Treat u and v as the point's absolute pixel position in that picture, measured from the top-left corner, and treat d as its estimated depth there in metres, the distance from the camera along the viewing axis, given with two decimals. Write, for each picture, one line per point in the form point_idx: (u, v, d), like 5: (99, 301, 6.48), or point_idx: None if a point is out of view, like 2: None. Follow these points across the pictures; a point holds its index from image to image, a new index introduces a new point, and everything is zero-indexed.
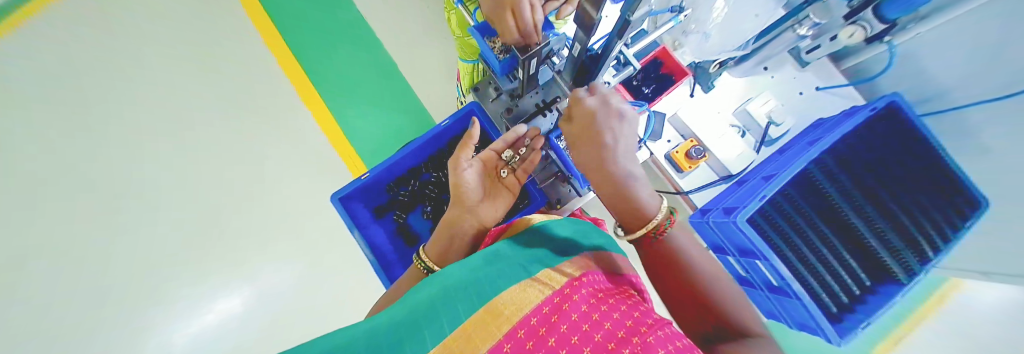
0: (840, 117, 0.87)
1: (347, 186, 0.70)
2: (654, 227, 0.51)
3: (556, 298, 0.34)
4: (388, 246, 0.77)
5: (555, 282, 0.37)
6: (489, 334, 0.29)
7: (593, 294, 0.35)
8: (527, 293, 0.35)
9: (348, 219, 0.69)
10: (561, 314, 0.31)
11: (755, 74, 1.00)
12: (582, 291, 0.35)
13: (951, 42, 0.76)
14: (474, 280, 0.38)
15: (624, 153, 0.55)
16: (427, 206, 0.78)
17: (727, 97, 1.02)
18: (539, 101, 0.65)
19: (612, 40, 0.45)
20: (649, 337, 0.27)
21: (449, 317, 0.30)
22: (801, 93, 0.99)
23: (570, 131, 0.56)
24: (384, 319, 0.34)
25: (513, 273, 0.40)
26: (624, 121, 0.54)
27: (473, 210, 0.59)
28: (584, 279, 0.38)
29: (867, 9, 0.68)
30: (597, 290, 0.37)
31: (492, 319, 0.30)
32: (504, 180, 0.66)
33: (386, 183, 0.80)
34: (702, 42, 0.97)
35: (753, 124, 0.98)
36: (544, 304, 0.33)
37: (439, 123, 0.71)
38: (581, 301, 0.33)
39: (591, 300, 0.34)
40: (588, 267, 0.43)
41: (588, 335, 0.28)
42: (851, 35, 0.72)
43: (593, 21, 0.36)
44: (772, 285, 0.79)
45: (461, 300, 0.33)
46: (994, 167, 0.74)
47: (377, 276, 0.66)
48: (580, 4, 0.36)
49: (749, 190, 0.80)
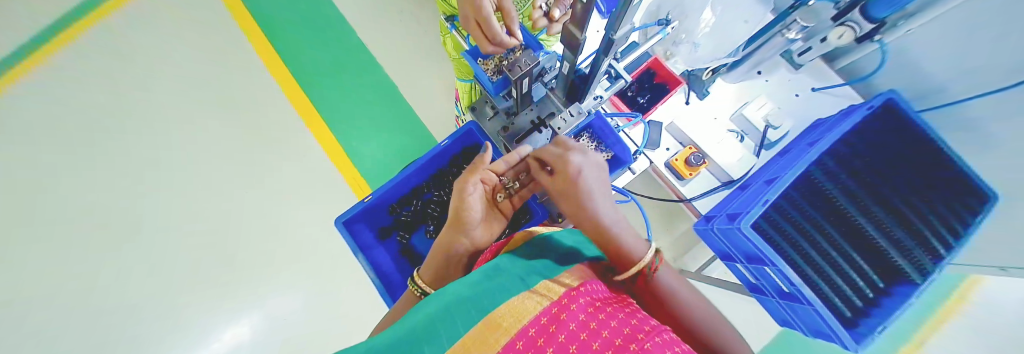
0: (838, 116, 0.87)
1: (350, 209, 0.70)
2: (647, 264, 0.47)
3: (554, 308, 0.34)
4: (391, 267, 0.77)
5: (552, 293, 0.37)
6: (489, 347, 0.28)
7: (590, 303, 0.35)
8: (525, 304, 0.35)
9: (351, 241, 0.69)
10: (559, 325, 0.31)
11: (750, 78, 1.02)
12: (579, 301, 0.35)
13: (943, 38, 0.76)
14: (472, 295, 0.38)
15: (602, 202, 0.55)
16: (429, 226, 0.79)
17: (723, 103, 1.03)
18: (534, 118, 0.65)
19: (600, 56, 0.46)
20: (646, 343, 0.27)
21: (447, 334, 0.30)
22: (797, 94, 1.00)
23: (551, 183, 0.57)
24: (380, 341, 0.33)
25: (510, 286, 0.39)
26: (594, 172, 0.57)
27: (469, 234, 0.58)
28: (581, 288, 0.38)
29: (854, 11, 0.71)
30: (595, 299, 0.37)
31: (490, 332, 0.30)
32: (500, 203, 0.65)
33: (390, 204, 0.80)
34: (692, 52, 0.99)
35: (752, 128, 0.97)
36: (542, 315, 0.32)
37: (438, 143, 0.72)
38: (579, 311, 0.33)
39: (588, 309, 0.34)
40: (586, 276, 0.43)
41: (587, 344, 0.28)
42: (842, 35, 0.74)
43: (578, 41, 0.37)
44: (783, 291, 0.77)
45: (458, 316, 0.33)
46: (999, 160, 0.73)
47: (379, 294, 0.66)
48: (565, 25, 0.37)
49: (751, 195, 0.80)
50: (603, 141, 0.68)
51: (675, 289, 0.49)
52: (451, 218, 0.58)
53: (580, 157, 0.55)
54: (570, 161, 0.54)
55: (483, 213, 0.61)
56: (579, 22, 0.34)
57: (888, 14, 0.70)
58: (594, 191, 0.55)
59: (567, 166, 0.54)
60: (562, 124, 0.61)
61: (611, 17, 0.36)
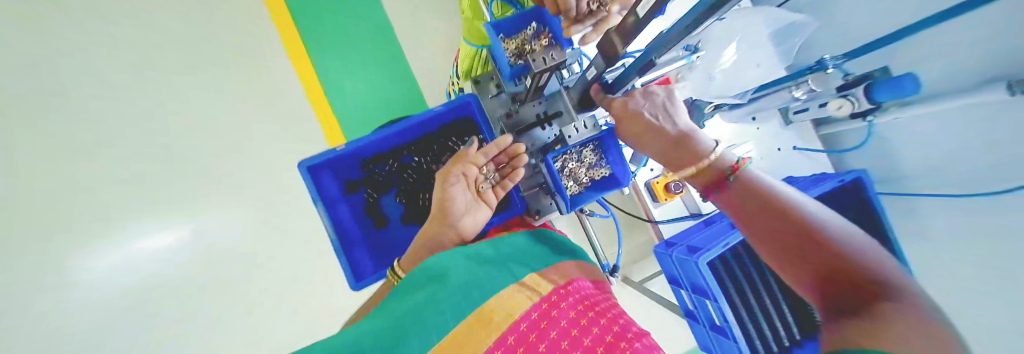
0: (810, 180, 0.93)
1: (318, 155, 0.64)
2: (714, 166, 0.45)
3: (545, 304, 0.42)
4: (353, 225, 0.73)
5: (545, 288, 0.45)
6: (492, 332, 0.38)
7: (580, 301, 0.43)
8: (521, 298, 0.43)
9: (315, 192, 0.64)
10: (550, 323, 0.40)
11: (744, 122, 1.04)
12: (569, 299, 0.43)
13: (921, 137, 0.82)
14: (474, 279, 0.45)
15: (671, 121, 0.48)
16: (402, 191, 0.75)
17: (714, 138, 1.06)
18: (540, 112, 0.58)
19: (632, 74, 0.45)
20: (635, 344, 0.36)
21: (438, 326, 0.38)
22: (779, 148, 1.04)
23: (635, 137, 0.50)
24: (376, 324, 0.40)
25: (506, 277, 0.46)
26: (651, 96, 0.51)
27: (454, 224, 0.56)
28: (570, 287, 0.45)
29: (860, 87, 0.74)
30: (583, 297, 0.44)
31: (484, 324, 0.39)
32: (484, 194, 0.61)
33: (363, 159, 0.73)
34: (704, 82, 0.88)
35: None
36: (535, 310, 0.41)
37: (431, 108, 0.67)
38: (569, 309, 0.41)
39: (578, 308, 0.42)
40: (572, 273, 0.51)
41: (577, 341, 0.38)
42: (841, 107, 0.76)
43: (616, 54, 0.34)
44: (715, 324, 0.84)
45: (448, 308, 0.40)
46: (939, 257, 0.82)
47: (337, 256, 0.63)
48: (609, 32, 0.34)
49: (714, 233, 0.84)
50: (608, 155, 0.59)
51: (776, 194, 0.43)
52: (434, 212, 0.56)
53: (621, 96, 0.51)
54: (616, 103, 0.50)
55: (467, 204, 0.58)
56: (625, 38, 0.31)
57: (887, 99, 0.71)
58: (655, 114, 0.49)
59: (621, 110, 0.50)
60: (574, 135, 0.51)
61: (667, 29, 0.34)
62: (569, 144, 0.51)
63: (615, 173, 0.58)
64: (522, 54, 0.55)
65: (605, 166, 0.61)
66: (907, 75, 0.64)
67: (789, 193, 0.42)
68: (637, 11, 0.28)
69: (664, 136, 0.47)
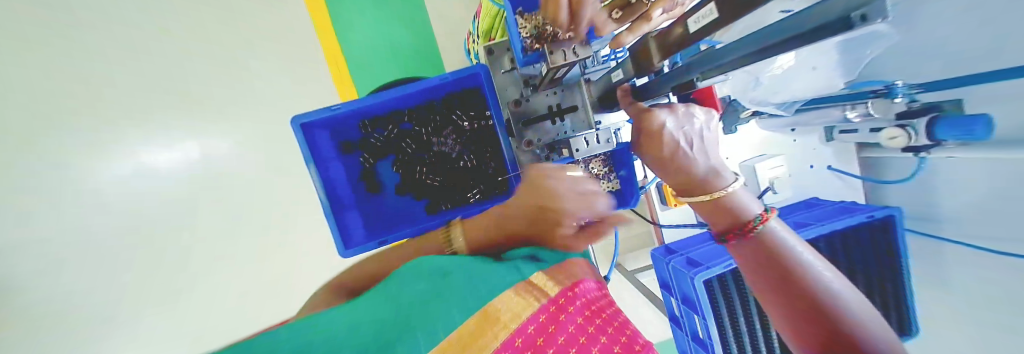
0: (835, 208, 0.86)
1: (313, 112, 0.60)
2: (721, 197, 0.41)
3: (551, 308, 0.36)
4: (346, 188, 0.70)
5: (552, 287, 0.38)
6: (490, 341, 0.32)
7: (587, 306, 0.37)
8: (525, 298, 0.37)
9: (307, 151, 0.61)
10: (557, 327, 0.34)
11: (780, 131, 0.96)
12: (576, 301, 0.37)
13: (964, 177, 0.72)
14: (468, 279, 0.39)
15: (703, 155, 0.42)
16: (398, 158, 0.71)
17: (743, 145, 0.98)
18: (554, 104, 0.49)
19: (667, 81, 0.39)
20: None
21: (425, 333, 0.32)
22: (812, 166, 0.97)
23: (657, 163, 0.44)
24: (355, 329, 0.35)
25: (507, 275, 0.40)
26: (694, 120, 0.42)
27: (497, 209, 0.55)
28: (578, 285, 0.40)
29: (924, 118, 0.64)
30: (590, 300, 0.39)
31: (478, 332, 0.33)
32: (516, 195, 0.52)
33: (362, 120, 0.69)
34: (748, 87, 0.80)
35: (753, 181, 0.95)
36: (541, 312, 0.35)
37: (437, 75, 0.60)
38: (576, 314, 0.36)
39: (585, 314, 0.36)
40: (582, 267, 0.44)
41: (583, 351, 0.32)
42: (892, 138, 0.67)
43: (653, 67, 0.29)
44: (698, 336, 0.83)
45: (437, 313, 0.34)
46: (963, 312, 0.76)
47: (325, 220, 0.61)
48: (647, 41, 0.29)
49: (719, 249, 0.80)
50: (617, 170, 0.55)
51: (791, 246, 0.39)
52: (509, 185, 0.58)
53: (667, 115, 0.41)
54: (657, 125, 0.40)
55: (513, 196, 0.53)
56: (671, 49, 0.26)
57: (951, 139, 0.61)
58: (692, 143, 0.42)
59: (659, 134, 0.41)
60: (583, 147, 0.45)
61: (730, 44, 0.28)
62: (576, 158, 0.45)
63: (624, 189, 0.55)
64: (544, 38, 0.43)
65: (614, 179, 0.58)
66: (979, 117, 0.55)
67: (810, 259, 0.38)
68: (689, 21, 0.23)
69: (692, 172, 0.42)
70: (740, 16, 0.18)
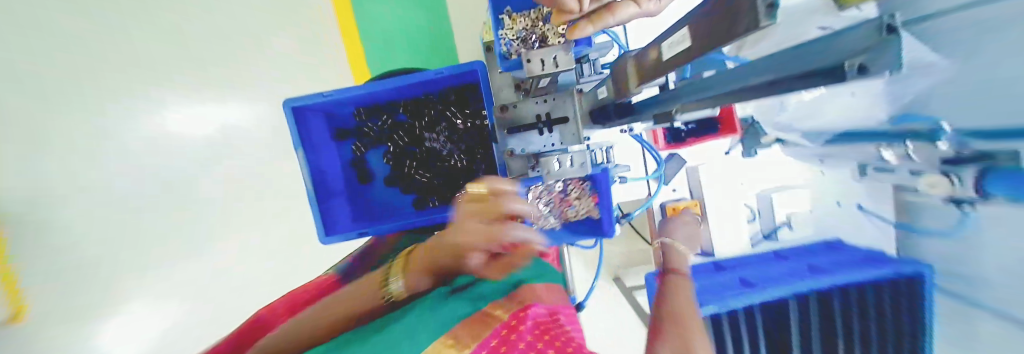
0: (855, 255, 0.80)
1: (308, 95, 0.59)
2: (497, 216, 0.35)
3: (503, 330, 0.38)
4: (336, 174, 0.70)
5: (503, 313, 0.41)
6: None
7: (537, 326, 0.39)
8: (476, 327, 0.38)
9: (297, 135, 0.59)
10: (510, 345, 0.36)
11: (806, 161, 0.89)
12: (527, 322, 0.39)
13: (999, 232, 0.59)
14: (421, 320, 0.39)
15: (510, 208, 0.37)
16: (389, 149, 0.69)
17: (762, 172, 0.91)
18: (542, 112, 0.44)
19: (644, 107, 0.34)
20: None
21: None
22: (837, 203, 0.88)
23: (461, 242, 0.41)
24: None
25: (459, 310, 0.41)
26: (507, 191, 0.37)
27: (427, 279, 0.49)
28: (529, 308, 0.41)
29: (971, 168, 0.55)
30: (540, 320, 0.40)
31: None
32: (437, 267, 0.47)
33: (358, 107, 0.68)
34: (775, 111, 0.78)
35: (768, 214, 0.88)
36: (493, 337, 0.37)
37: (433, 69, 0.58)
38: (527, 332, 0.37)
39: (535, 331, 0.38)
40: (536, 295, 0.45)
41: None
42: (935, 186, 0.61)
43: (630, 92, 0.27)
44: None
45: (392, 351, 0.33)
46: None
47: (309, 205, 0.61)
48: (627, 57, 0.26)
49: (724, 288, 0.77)
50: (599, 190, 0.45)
51: None
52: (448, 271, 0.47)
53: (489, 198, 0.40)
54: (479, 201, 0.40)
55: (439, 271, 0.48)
56: (643, 76, 0.24)
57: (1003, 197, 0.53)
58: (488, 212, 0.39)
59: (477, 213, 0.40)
60: (555, 168, 0.39)
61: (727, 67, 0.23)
62: (546, 179, 0.40)
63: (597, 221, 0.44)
64: (526, 40, 0.44)
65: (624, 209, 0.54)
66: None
67: None
68: (664, 48, 0.21)
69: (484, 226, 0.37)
70: (710, 50, 0.16)
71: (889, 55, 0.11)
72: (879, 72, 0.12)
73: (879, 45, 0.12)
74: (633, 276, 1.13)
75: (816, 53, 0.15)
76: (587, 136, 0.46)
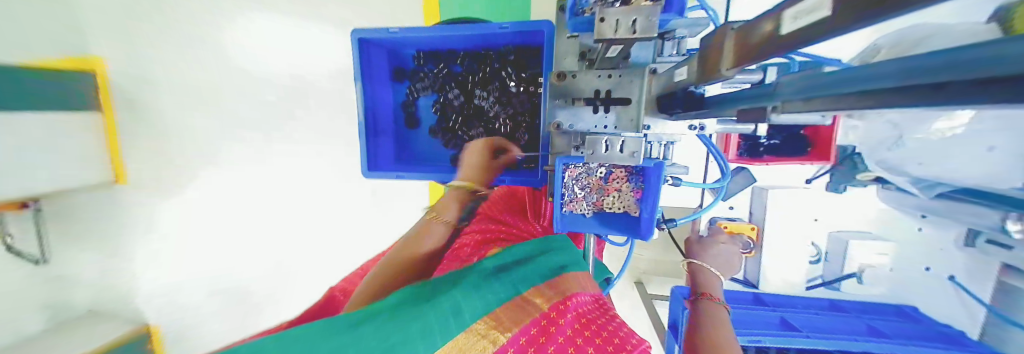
0: (931, 330, 0.68)
1: (375, 31, 0.60)
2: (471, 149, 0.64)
3: (543, 321, 0.40)
4: (389, 115, 0.72)
5: (544, 302, 0.43)
6: (486, 346, 0.37)
7: (577, 318, 0.40)
8: (519, 313, 0.41)
9: (358, 68, 0.62)
10: (548, 338, 0.38)
11: (906, 213, 0.74)
12: (569, 315, 0.40)
13: None
14: (463, 297, 0.42)
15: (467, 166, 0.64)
16: (440, 99, 0.69)
17: (846, 213, 0.77)
18: (603, 89, 0.40)
19: (731, 104, 0.28)
20: None
21: (425, 343, 0.36)
22: (927, 268, 0.75)
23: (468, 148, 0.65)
24: (357, 331, 0.35)
25: (504, 294, 0.44)
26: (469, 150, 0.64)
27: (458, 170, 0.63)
28: (571, 301, 0.43)
29: None
30: (582, 314, 0.42)
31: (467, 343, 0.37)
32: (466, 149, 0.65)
33: (419, 51, 0.68)
34: (887, 145, 0.66)
35: (838, 260, 0.76)
36: (534, 325, 0.39)
37: (498, 24, 0.55)
38: (567, 327, 0.39)
39: (576, 325, 0.39)
40: (578, 286, 0.47)
41: None
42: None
43: (719, 75, 0.23)
44: None
45: (436, 328, 0.37)
46: None
47: (359, 138, 0.64)
48: (725, 26, 0.22)
49: (754, 322, 0.71)
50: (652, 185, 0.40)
51: None
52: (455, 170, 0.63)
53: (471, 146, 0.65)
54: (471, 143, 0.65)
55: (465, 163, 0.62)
56: (744, 56, 0.20)
57: None
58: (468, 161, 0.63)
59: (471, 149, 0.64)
60: (597, 149, 0.35)
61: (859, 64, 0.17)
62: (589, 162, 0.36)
63: (639, 221, 0.40)
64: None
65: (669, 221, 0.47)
66: None
67: None
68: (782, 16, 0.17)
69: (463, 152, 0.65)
70: (848, 25, 0.13)
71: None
72: None
73: None
74: (656, 284, 1.08)
75: (991, 55, 0.11)
76: (650, 126, 0.40)
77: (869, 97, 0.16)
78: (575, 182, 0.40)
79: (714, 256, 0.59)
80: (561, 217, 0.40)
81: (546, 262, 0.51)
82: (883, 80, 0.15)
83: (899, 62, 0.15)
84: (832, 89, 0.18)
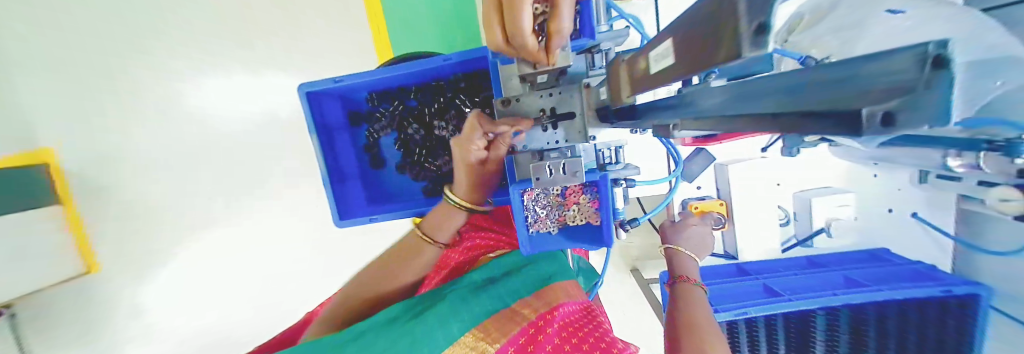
0: (903, 269, 0.72)
1: (321, 82, 0.60)
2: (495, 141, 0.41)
3: (531, 330, 0.42)
4: (351, 159, 0.71)
5: (531, 312, 0.44)
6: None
7: (564, 327, 0.42)
8: (506, 323, 0.43)
9: (311, 119, 0.62)
10: (536, 346, 0.41)
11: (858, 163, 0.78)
12: (555, 325, 0.42)
13: None
14: (451, 313, 0.43)
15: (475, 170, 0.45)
16: (400, 135, 0.69)
17: (804, 174, 0.81)
18: (547, 108, 0.42)
19: (652, 114, 0.30)
20: None
21: None
22: (889, 209, 0.79)
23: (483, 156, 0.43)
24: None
25: (492, 306, 0.45)
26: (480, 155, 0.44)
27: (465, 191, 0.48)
28: (560, 309, 0.44)
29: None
30: (570, 321, 0.43)
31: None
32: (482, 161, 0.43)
33: (371, 92, 0.68)
34: None
35: (805, 219, 0.80)
36: (521, 335, 0.42)
37: (442, 56, 0.56)
38: (554, 336, 0.41)
39: (562, 335, 0.41)
40: (565, 292, 0.48)
41: None
42: (1005, 201, 0.58)
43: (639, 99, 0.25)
44: None
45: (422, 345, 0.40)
46: None
47: (325, 189, 0.64)
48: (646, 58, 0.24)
49: (742, 293, 0.74)
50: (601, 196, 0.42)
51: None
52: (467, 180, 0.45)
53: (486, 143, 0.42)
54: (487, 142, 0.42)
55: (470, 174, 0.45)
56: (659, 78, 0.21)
57: None
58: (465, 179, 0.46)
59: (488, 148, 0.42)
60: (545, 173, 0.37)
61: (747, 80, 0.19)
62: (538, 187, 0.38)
63: (600, 226, 0.40)
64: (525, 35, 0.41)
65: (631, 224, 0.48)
66: None
67: None
68: (679, 47, 0.18)
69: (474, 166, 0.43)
70: (717, 65, 0.14)
71: (927, 105, 0.08)
72: (916, 127, 0.09)
73: (922, 85, 0.08)
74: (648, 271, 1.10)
75: (837, 85, 0.12)
76: (595, 135, 0.43)
77: (747, 122, 0.17)
78: (536, 203, 0.42)
79: (686, 239, 0.62)
80: (530, 238, 0.42)
81: (535, 272, 0.51)
82: (760, 103, 0.16)
83: (776, 84, 0.16)
84: (726, 109, 0.19)
